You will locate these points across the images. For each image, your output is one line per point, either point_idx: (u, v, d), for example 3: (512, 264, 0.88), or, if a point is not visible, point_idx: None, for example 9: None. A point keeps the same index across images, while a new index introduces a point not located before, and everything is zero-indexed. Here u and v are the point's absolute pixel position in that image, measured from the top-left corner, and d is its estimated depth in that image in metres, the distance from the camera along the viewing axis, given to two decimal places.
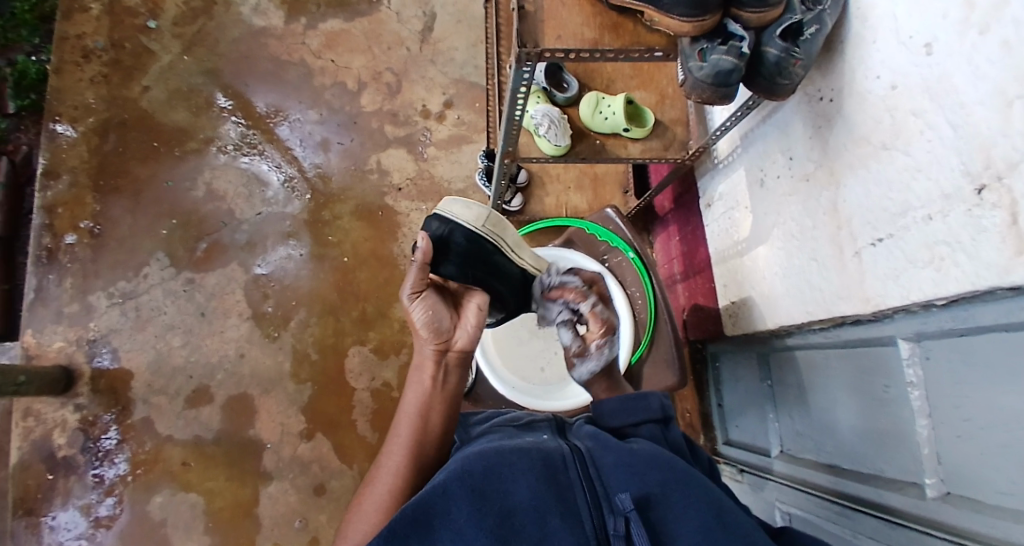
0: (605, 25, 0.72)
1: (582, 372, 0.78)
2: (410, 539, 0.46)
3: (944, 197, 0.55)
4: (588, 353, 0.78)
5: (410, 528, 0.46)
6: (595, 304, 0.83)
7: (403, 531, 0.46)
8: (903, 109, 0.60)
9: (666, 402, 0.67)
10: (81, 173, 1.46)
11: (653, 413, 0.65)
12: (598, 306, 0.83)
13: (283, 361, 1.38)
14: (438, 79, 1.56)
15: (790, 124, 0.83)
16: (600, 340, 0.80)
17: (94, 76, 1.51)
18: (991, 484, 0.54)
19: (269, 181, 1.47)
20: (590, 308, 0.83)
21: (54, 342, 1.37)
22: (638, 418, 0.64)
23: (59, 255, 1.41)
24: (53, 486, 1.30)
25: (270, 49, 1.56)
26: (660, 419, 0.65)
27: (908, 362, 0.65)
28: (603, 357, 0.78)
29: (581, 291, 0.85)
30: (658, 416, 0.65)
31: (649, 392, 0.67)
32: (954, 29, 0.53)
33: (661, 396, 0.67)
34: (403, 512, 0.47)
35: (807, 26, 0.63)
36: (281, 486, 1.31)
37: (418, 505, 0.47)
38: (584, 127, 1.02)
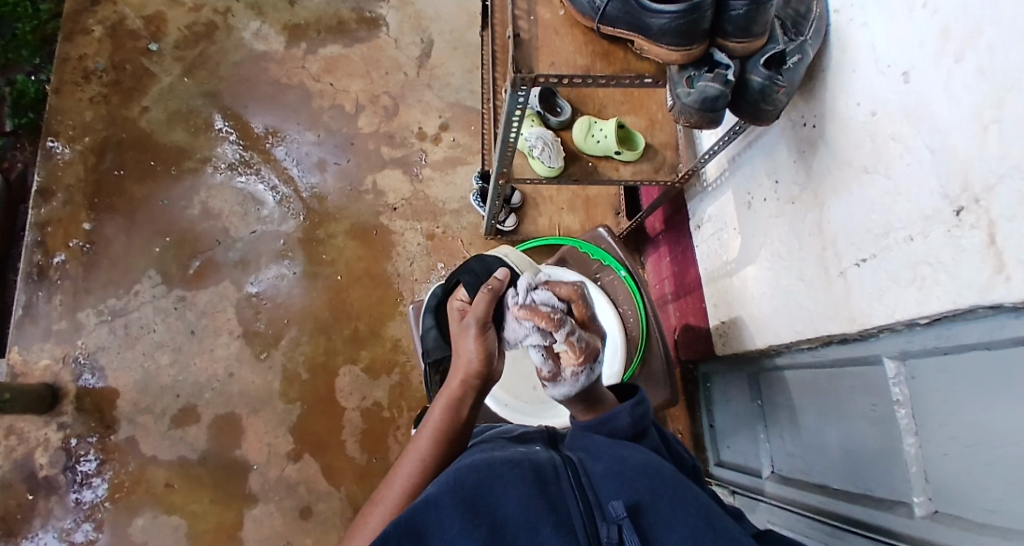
0: (596, 52, 0.74)
1: (553, 395, 0.67)
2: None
3: (924, 218, 0.57)
4: (557, 379, 0.65)
5: (401, 539, 0.46)
6: (571, 329, 0.66)
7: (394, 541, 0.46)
8: (883, 133, 0.62)
9: (642, 411, 0.64)
10: (76, 191, 1.47)
11: (623, 431, 0.61)
12: (576, 332, 0.66)
13: (273, 380, 1.37)
14: (434, 103, 1.59)
15: (776, 148, 0.85)
16: (576, 366, 0.65)
17: (93, 97, 1.53)
18: (975, 502, 0.55)
19: (264, 201, 1.48)
20: (566, 335, 0.66)
21: (40, 359, 1.35)
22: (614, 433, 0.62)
23: (50, 273, 1.41)
24: (32, 507, 1.27)
25: (270, 72, 1.59)
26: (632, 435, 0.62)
27: (894, 382, 0.66)
28: (579, 382, 0.65)
29: (555, 315, 0.68)
30: (631, 431, 0.62)
31: (619, 406, 0.62)
32: (931, 58, 0.55)
33: (634, 403, 0.63)
34: (396, 523, 0.47)
35: (789, 55, 0.66)
36: (267, 508, 1.29)
37: (410, 517, 0.48)
38: (577, 150, 1.04)
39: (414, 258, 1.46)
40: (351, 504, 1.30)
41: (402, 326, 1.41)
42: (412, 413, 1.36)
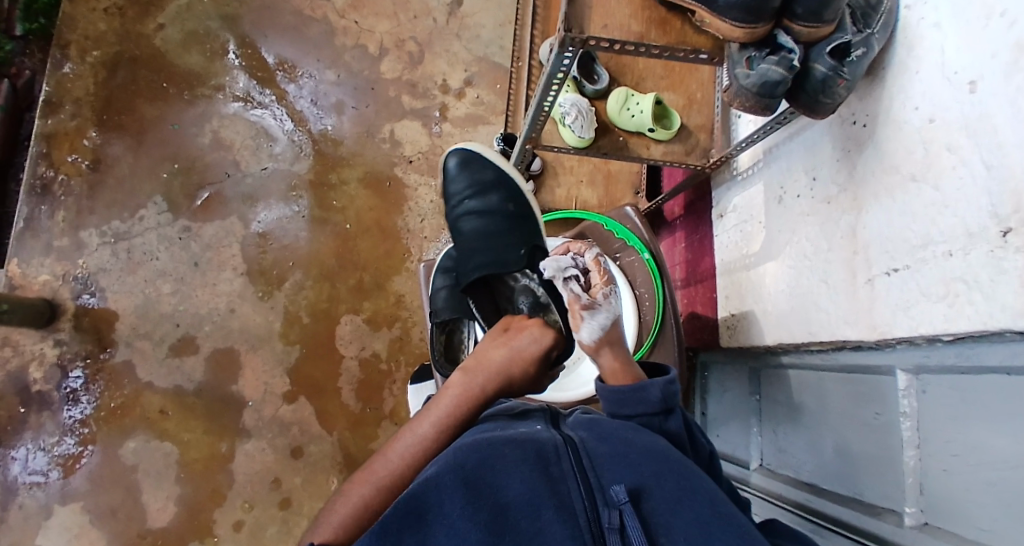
0: (651, 19, 0.71)
1: (593, 328, 0.69)
2: (403, 535, 0.46)
3: (968, 235, 0.56)
4: (599, 303, 0.70)
5: (403, 522, 0.47)
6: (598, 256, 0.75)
7: (395, 526, 0.47)
8: (938, 143, 0.60)
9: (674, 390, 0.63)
10: (84, 105, 1.42)
11: (652, 405, 0.61)
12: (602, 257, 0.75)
13: (273, 320, 1.36)
14: (461, 55, 1.53)
15: (818, 144, 0.83)
16: (609, 287, 0.72)
17: (108, 7, 1.46)
18: (973, 520, 0.55)
19: (278, 137, 1.44)
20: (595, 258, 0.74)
21: (40, 274, 1.34)
22: (640, 409, 0.61)
23: (54, 188, 1.38)
24: (25, 420, 1.28)
25: (293, 2, 1.52)
26: (660, 411, 0.62)
27: (904, 394, 0.65)
28: (612, 305, 0.71)
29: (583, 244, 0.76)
30: (658, 408, 0.62)
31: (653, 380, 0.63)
32: (1001, 69, 0.52)
33: (665, 382, 0.62)
34: (396, 508, 0.48)
35: (854, 48, 0.62)
36: (258, 445, 1.31)
37: (411, 498, 0.49)
38: (610, 122, 1.01)
39: (425, 215, 1.44)
40: (342, 450, 1.32)
41: (407, 282, 1.40)
42: (410, 368, 1.37)
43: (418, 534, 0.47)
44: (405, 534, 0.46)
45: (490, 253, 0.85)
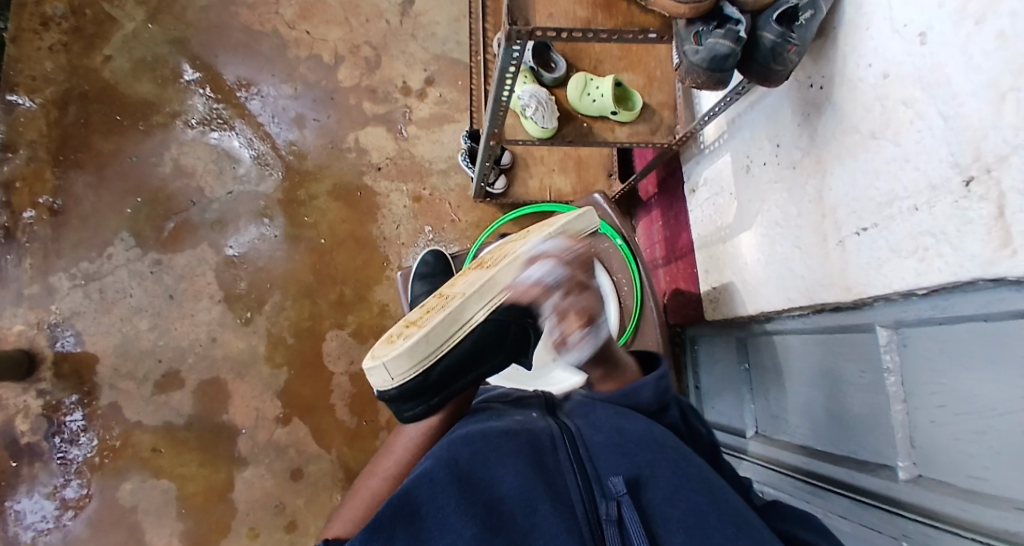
0: (596, 3, 0.69)
1: (571, 358, 0.68)
2: (396, 530, 0.46)
3: (931, 188, 0.55)
4: (569, 345, 0.66)
5: (396, 518, 0.47)
6: (565, 296, 0.65)
7: (386, 523, 0.46)
8: (894, 98, 0.60)
9: (666, 383, 0.64)
10: (39, 147, 1.37)
11: (645, 404, 0.62)
12: (570, 295, 0.65)
13: (257, 344, 1.34)
14: (418, 55, 1.51)
15: (778, 109, 0.83)
16: (582, 331, 0.65)
17: (51, 44, 1.42)
18: (961, 468, 0.55)
19: (241, 158, 1.42)
20: (562, 303, 0.65)
21: (14, 325, 1.30)
22: (644, 382, 0.63)
23: (17, 234, 1.34)
24: (16, 473, 1.25)
25: (241, 18, 1.48)
26: (666, 387, 0.62)
27: (885, 349, 0.65)
28: (587, 347, 0.66)
29: (544, 286, 0.66)
30: (651, 405, 0.63)
31: (644, 378, 0.63)
32: (948, 18, 0.52)
33: (656, 379, 0.63)
34: (388, 503, 0.47)
35: (802, 11, 0.62)
36: (257, 471, 1.29)
37: (405, 492, 0.48)
38: (571, 109, 1.00)
39: (400, 221, 1.43)
40: (342, 466, 1.31)
41: (388, 291, 1.39)
42: None
43: (413, 528, 0.47)
44: (399, 529, 0.46)
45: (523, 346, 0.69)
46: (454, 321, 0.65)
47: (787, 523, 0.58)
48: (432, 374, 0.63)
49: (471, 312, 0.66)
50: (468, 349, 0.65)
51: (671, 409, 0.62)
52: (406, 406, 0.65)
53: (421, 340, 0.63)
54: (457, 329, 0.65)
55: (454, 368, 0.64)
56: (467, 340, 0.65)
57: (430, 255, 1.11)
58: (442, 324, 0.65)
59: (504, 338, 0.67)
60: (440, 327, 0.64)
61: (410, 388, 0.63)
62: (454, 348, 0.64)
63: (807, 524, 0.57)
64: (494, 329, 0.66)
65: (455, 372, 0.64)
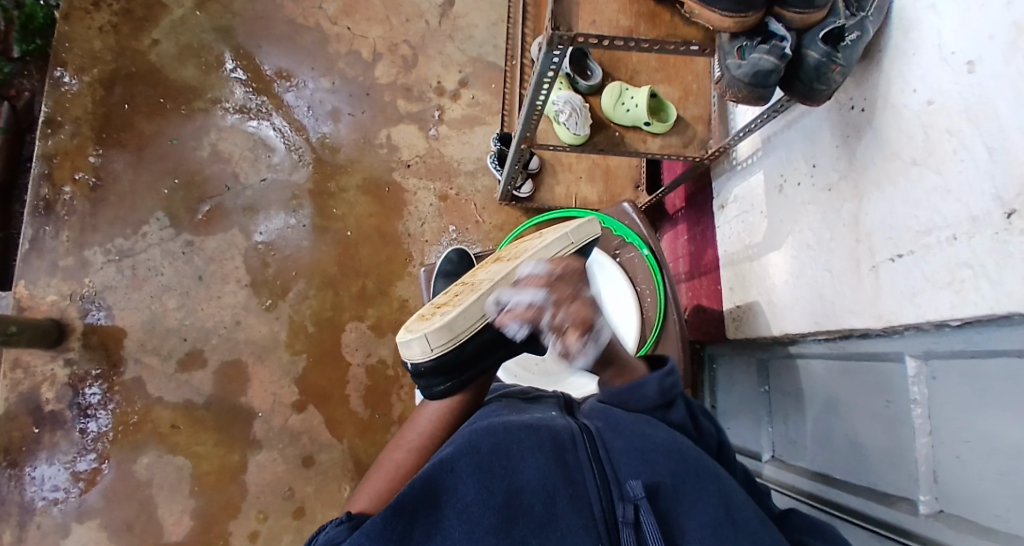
0: (641, 13, 0.70)
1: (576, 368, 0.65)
2: (417, 516, 0.46)
3: (972, 220, 0.54)
4: (573, 355, 0.62)
5: (419, 502, 0.46)
6: (556, 310, 0.61)
7: (411, 506, 0.46)
8: (939, 126, 0.59)
9: (671, 382, 0.65)
10: (84, 123, 1.42)
11: (651, 401, 0.63)
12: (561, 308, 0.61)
13: (279, 330, 1.37)
14: (455, 56, 1.53)
15: (817, 131, 0.82)
16: (581, 342, 0.60)
17: (102, 25, 1.46)
18: (983, 507, 0.54)
19: (275, 147, 1.45)
20: (551, 317, 0.60)
21: (47, 294, 1.34)
22: (639, 401, 0.63)
23: (57, 207, 1.38)
24: (38, 439, 1.29)
25: (286, 11, 1.52)
26: (660, 404, 0.63)
27: (913, 381, 0.64)
28: (588, 353, 0.62)
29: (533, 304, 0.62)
30: (657, 402, 0.63)
31: (649, 376, 0.64)
32: (1000, 49, 0.51)
33: (661, 377, 0.64)
34: (413, 486, 0.47)
35: (848, 32, 0.62)
36: (269, 455, 1.31)
37: (427, 478, 0.48)
38: (604, 118, 1.00)
39: (426, 218, 1.44)
40: (353, 457, 1.33)
41: (410, 287, 1.41)
42: None
43: (433, 515, 0.47)
44: (421, 515, 0.46)
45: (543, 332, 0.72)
46: (487, 303, 0.67)
47: (804, 534, 0.56)
48: (467, 348, 0.65)
49: (505, 293, 0.67)
50: (500, 329, 0.67)
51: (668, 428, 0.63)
52: (436, 381, 0.65)
53: (461, 316, 0.65)
54: (490, 309, 0.66)
55: (487, 345, 0.66)
56: (499, 321, 0.67)
57: (455, 253, 1.13)
58: (479, 303, 0.66)
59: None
60: (478, 304, 0.66)
61: (446, 363, 0.64)
62: (488, 327, 0.66)
63: (822, 532, 0.55)
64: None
65: (487, 349, 0.66)
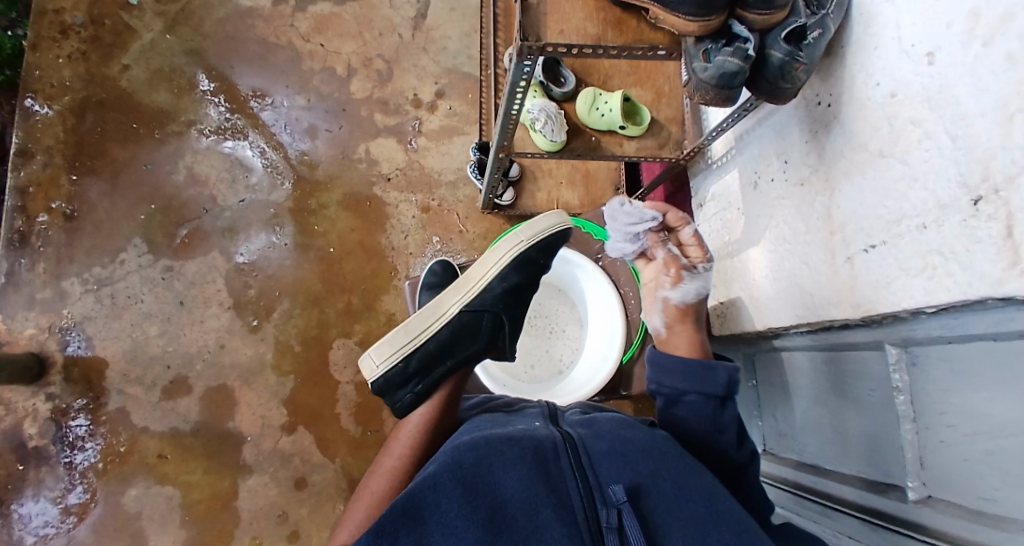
0: (607, 20, 0.71)
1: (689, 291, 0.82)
2: (400, 534, 0.46)
3: (940, 207, 0.55)
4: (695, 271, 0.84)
5: (401, 521, 0.47)
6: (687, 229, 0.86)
7: (391, 526, 0.46)
8: (903, 116, 0.60)
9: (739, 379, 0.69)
10: (56, 153, 1.40)
11: (716, 387, 0.67)
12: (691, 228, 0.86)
13: (265, 352, 1.35)
14: (430, 68, 1.53)
15: (786, 127, 0.83)
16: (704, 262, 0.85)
17: (70, 53, 1.45)
18: (972, 490, 0.55)
19: (253, 167, 1.44)
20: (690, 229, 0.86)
21: (25, 328, 1.32)
22: (699, 387, 0.68)
23: (32, 238, 1.36)
24: (22, 477, 1.26)
25: (257, 31, 1.51)
26: (718, 395, 0.67)
27: (895, 368, 0.65)
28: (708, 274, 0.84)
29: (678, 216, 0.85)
30: (721, 391, 0.67)
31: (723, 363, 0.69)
32: (957, 39, 0.53)
33: (733, 370, 0.69)
34: (393, 507, 0.48)
35: (811, 29, 0.63)
36: (261, 479, 1.29)
37: (409, 498, 0.49)
38: (580, 123, 1.01)
39: (408, 231, 1.44)
40: (346, 476, 1.31)
41: (396, 300, 1.40)
42: None
43: (415, 532, 0.47)
44: (401, 533, 0.46)
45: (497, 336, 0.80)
46: (432, 315, 0.78)
47: None
48: (411, 360, 0.75)
49: (447, 306, 0.79)
50: (445, 338, 0.77)
51: (716, 422, 0.66)
52: (396, 397, 0.75)
53: (401, 332, 0.76)
54: (436, 321, 0.78)
55: (431, 354, 0.76)
56: (444, 331, 0.77)
57: (438, 265, 1.12)
58: (420, 319, 0.78)
59: (474, 329, 0.78)
60: (417, 320, 0.77)
61: (396, 374, 0.75)
62: (431, 337, 0.76)
63: None
64: (466, 321, 0.78)
65: (434, 359, 0.75)
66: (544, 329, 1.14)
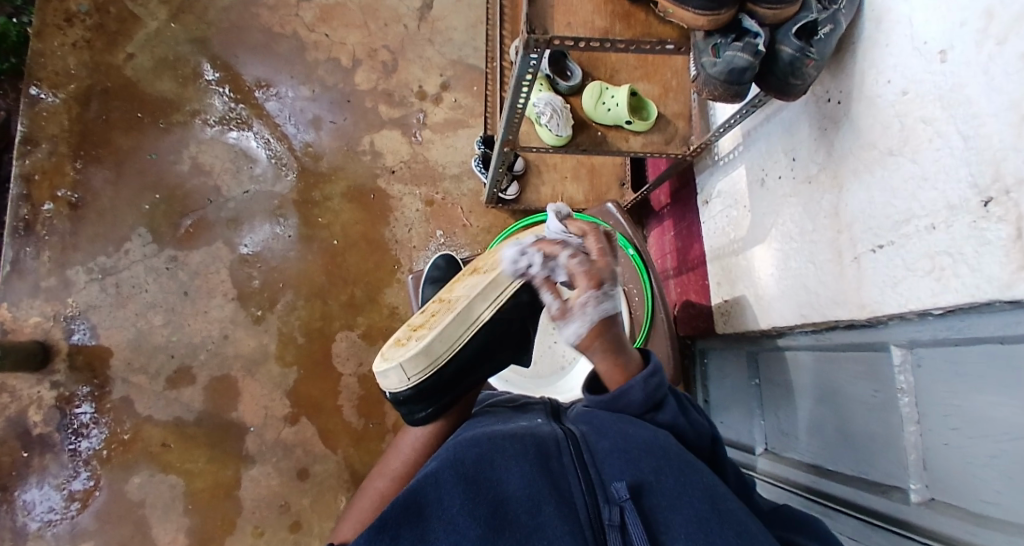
0: (615, 13, 0.70)
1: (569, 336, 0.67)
2: (402, 529, 0.46)
3: (949, 207, 0.55)
4: (570, 313, 0.66)
5: (403, 517, 0.47)
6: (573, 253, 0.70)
7: (393, 522, 0.46)
8: (913, 115, 0.59)
9: (656, 383, 0.62)
10: (60, 141, 1.40)
11: (636, 407, 0.60)
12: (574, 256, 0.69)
13: (268, 343, 1.35)
14: (435, 59, 1.52)
15: (795, 124, 0.82)
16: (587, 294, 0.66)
17: (75, 41, 1.44)
18: (974, 493, 0.54)
19: (257, 158, 1.43)
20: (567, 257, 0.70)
21: (30, 316, 1.32)
22: (624, 410, 0.61)
23: (37, 227, 1.36)
24: (27, 463, 1.27)
25: (262, 20, 1.51)
26: (645, 409, 0.61)
27: (900, 370, 0.64)
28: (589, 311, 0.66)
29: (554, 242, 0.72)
30: (642, 407, 0.61)
31: (633, 379, 0.61)
32: (970, 37, 0.52)
33: (645, 380, 0.61)
34: (396, 503, 0.48)
35: (822, 25, 0.62)
36: (263, 469, 1.30)
37: (411, 494, 0.49)
38: (586, 118, 1.01)
39: (412, 224, 1.43)
40: (348, 467, 1.32)
41: (399, 293, 1.40)
42: None
43: (417, 528, 0.47)
44: (404, 529, 0.46)
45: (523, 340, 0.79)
46: (463, 322, 0.71)
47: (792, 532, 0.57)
48: (444, 371, 0.69)
49: (480, 312, 0.72)
50: (479, 346, 0.72)
51: None
52: (419, 407, 0.70)
53: (435, 341, 0.69)
54: (468, 328, 0.72)
55: (465, 363, 0.71)
56: (477, 339, 0.72)
57: (441, 259, 1.12)
58: (452, 326, 0.70)
59: (507, 332, 0.75)
60: (450, 328, 0.70)
61: (425, 388, 0.69)
62: (465, 345, 0.71)
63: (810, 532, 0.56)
64: (500, 323, 0.74)
65: (466, 368, 0.71)
66: (549, 323, 1.13)
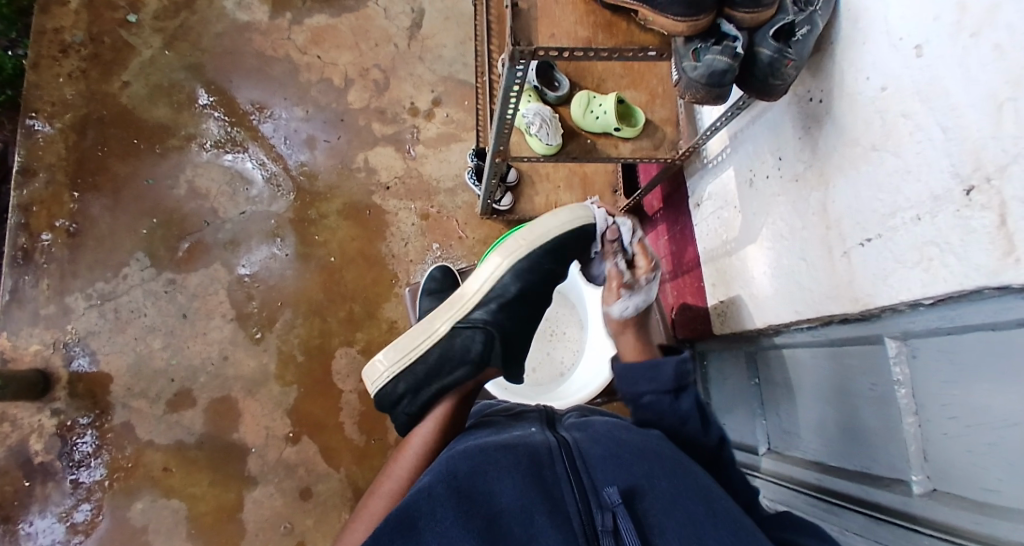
0: (598, 24, 0.73)
1: (626, 306, 0.87)
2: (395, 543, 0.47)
3: (934, 199, 0.56)
4: (638, 286, 0.88)
5: (395, 532, 0.48)
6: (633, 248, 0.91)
7: (387, 537, 0.48)
8: (894, 110, 0.60)
9: (687, 368, 0.69)
10: (57, 170, 1.41)
11: (664, 382, 0.68)
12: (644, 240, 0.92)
13: (268, 362, 1.36)
14: (426, 77, 1.55)
15: (780, 124, 0.83)
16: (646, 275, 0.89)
17: (71, 71, 1.46)
18: (976, 482, 0.55)
19: (253, 179, 1.45)
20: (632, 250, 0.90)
21: (30, 344, 1.33)
22: (651, 386, 0.68)
23: (35, 255, 1.37)
24: (29, 493, 1.26)
25: (254, 44, 1.53)
26: (670, 390, 0.67)
27: (895, 361, 0.65)
28: (636, 300, 0.88)
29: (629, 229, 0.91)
30: (670, 385, 0.68)
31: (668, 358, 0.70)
32: (945, 32, 0.53)
33: (679, 361, 0.69)
34: (389, 518, 0.49)
35: (799, 26, 0.64)
36: (266, 490, 1.29)
37: (404, 508, 0.50)
38: (575, 126, 1.02)
39: (408, 239, 1.44)
40: (351, 485, 1.31)
41: (397, 308, 1.41)
42: None
43: (411, 540, 0.48)
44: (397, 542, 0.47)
45: (491, 358, 0.79)
46: (424, 333, 0.81)
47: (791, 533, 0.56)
48: (401, 379, 0.78)
49: (436, 325, 0.81)
50: (433, 358, 0.78)
51: (676, 414, 0.66)
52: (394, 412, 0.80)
53: (396, 350, 0.81)
54: (425, 340, 0.80)
55: (420, 375, 0.78)
56: (431, 350, 0.79)
57: (437, 270, 1.13)
58: (413, 336, 0.81)
59: (462, 347, 0.78)
60: (409, 339, 0.81)
61: (390, 392, 0.79)
62: (421, 356, 0.78)
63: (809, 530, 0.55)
64: (455, 341, 0.79)
65: (422, 381, 0.77)
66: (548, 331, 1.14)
